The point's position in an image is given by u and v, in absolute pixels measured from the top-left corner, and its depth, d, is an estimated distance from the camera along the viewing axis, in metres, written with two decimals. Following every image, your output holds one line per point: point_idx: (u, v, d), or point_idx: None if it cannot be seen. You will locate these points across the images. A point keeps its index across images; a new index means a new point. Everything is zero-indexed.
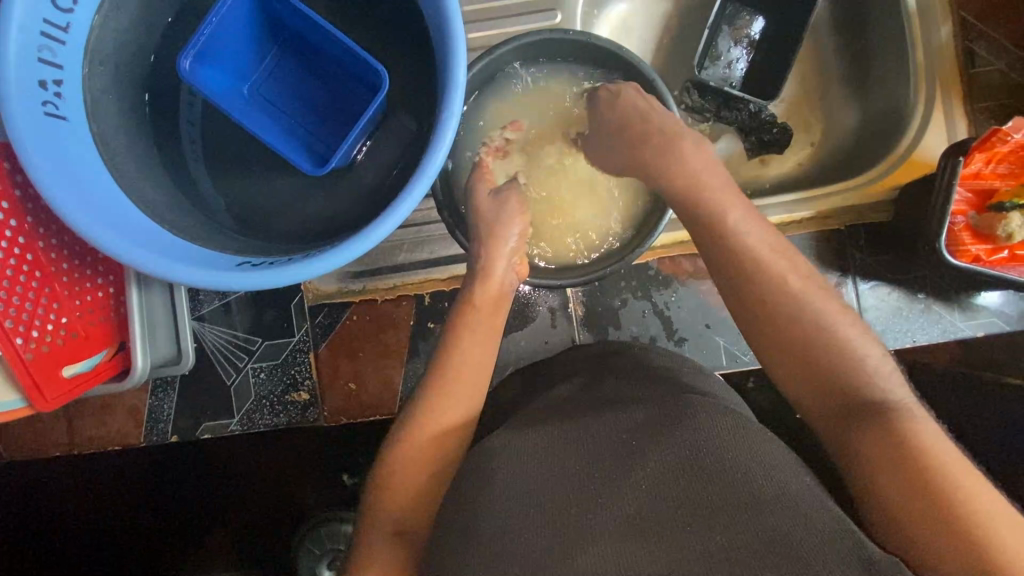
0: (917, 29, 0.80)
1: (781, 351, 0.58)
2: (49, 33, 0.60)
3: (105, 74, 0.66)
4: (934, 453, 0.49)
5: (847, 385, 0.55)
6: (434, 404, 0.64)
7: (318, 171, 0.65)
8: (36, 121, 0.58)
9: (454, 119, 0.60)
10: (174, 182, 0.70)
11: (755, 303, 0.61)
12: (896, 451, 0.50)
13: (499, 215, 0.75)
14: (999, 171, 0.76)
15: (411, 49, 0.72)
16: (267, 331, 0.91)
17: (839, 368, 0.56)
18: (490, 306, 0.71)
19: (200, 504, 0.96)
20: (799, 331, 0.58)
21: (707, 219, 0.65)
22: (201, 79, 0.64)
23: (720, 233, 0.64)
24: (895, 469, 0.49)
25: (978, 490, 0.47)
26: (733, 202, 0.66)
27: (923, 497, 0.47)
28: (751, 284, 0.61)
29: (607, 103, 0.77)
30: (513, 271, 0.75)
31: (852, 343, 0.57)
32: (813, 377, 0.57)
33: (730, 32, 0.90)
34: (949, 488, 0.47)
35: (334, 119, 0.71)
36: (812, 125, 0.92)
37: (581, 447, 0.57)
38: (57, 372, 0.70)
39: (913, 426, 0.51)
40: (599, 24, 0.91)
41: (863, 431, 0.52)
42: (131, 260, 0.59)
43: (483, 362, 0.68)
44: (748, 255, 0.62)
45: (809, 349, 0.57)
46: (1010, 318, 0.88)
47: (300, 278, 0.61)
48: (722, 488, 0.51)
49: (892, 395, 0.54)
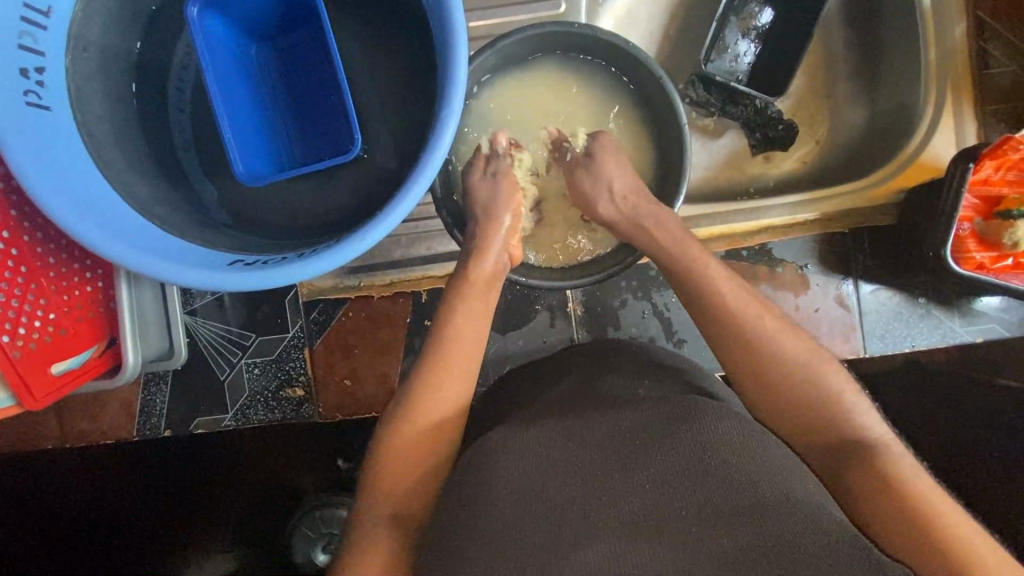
0: (930, 27, 0.78)
1: (741, 373, 0.62)
2: (30, 18, 0.58)
3: (91, 61, 0.63)
4: (913, 486, 0.51)
5: (822, 421, 0.58)
6: (420, 396, 0.63)
7: (256, 180, 0.63)
8: (16, 110, 0.55)
9: (455, 118, 0.58)
10: (163, 171, 0.67)
11: (706, 318, 0.65)
12: (882, 489, 0.52)
13: (495, 192, 0.75)
14: (1009, 179, 0.74)
15: (407, 37, 0.69)
16: (261, 327, 0.91)
17: (804, 404, 0.59)
18: (484, 284, 0.71)
19: (184, 495, 0.94)
20: (765, 354, 0.61)
21: (697, 266, 0.68)
22: (207, 27, 0.62)
23: (690, 274, 0.68)
24: (886, 507, 0.51)
25: (958, 520, 0.49)
26: (710, 259, 0.69)
27: (899, 513, 0.50)
28: (715, 320, 0.65)
29: (602, 158, 0.77)
30: (507, 254, 0.74)
31: (815, 376, 0.59)
32: (786, 417, 0.59)
33: (738, 24, 0.87)
34: (922, 503, 0.50)
35: (315, 115, 0.68)
36: (818, 121, 0.89)
37: (572, 447, 0.56)
38: (45, 370, 0.69)
39: (891, 462, 0.54)
40: (603, 14, 0.87)
41: (848, 470, 0.55)
42: (112, 254, 0.57)
43: (480, 325, 0.69)
44: (709, 286, 0.66)
45: (783, 373, 0.60)
46: (1009, 324, 0.88)
47: (293, 279, 0.59)
48: (728, 492, 0.50)
49: (863, 422, 0.57)
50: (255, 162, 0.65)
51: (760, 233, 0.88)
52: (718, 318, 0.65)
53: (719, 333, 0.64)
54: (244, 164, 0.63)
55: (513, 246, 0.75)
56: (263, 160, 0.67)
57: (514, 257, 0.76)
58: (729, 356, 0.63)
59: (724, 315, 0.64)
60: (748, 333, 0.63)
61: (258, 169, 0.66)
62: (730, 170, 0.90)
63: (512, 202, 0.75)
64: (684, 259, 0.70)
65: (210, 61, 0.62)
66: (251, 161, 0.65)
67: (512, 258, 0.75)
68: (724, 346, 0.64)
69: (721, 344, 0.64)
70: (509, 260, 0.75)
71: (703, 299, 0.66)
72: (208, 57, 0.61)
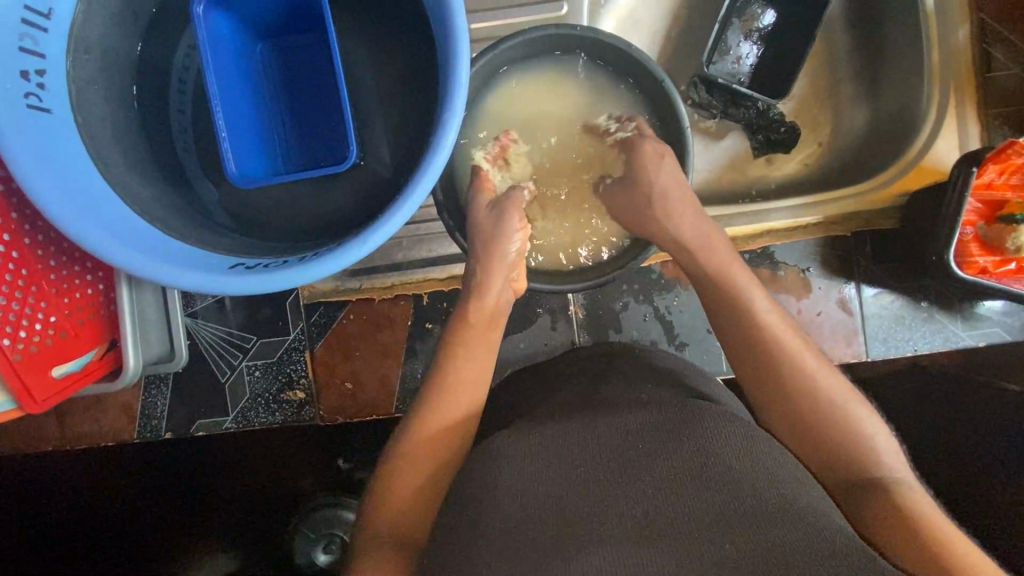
0: (933, 29, 0.78)
1: (767, 391, 0.63)
2: (30, 20, 0.57)
3: (91, 64, 0.62)
4: (936, 523, 0.52)
5: (844, 447, 0.59)
6: (437, 403, 0.65)
7: (244, 181, 0.62)
8: (18, 113, 0.55)
9: (456, 120, 0.58)
10: (163, 174, 0.67)
11: (736, 335, 0.66)
12: (903, 519, 0.52)
13: (496, 229, 0.73)
14: (1012, 183, 0.74)
15: (408, 40, 0.69)
16: (262, 329, 0.91)
17: (829, 430, 0.59)
18: (488, 319, 0.71)
19: (184, 496, 0.94)
20: (794, 373, 0.62)
21: (734, 281, 0.68)
22: (215, 25, 0.61)
23: (725, 289, 0.68)
24: (905, 533, 0.51)
25: (979, 559, 0.49)
26: (749, 278, 0.69)
27: (910, 536, 0.51)
28: (748, 334, 0.65)
29: (649, 164, 0.74)
30: (511, 288, 0.74)
31: (845, 407, 0.60)
32: (806, 437, 0.60)
33: (740, 26, 0.87)
34: (943, 537, 0.50)
35: (318, 121, 0.69)
36: (822, 123, 0.89)
37: (587, 453, 0.55)
38: (46, 373, 0.68)
39: (914, 499, 0.54)
40: (604, 15, 0.86)
41: (868, 496, 0.55)
42: (107, 255, 0.56)
43: (486, 341, 0.70)
44: (747, 299, 0.67)
45: (813, 398, 0.61)
46: (1011, 328, 0.88)
47: (294, 283, 0.58)
48: (728, 496, 0.50)
49: (886, 458, 0.58)
50: (252, 161, 0.65)
51: (762, 235, 0.88)
52: (749, 334, 0.65)
53: (749, 353, 0.64)
54: (236, 163, 0.62)
55: (517, 279, 0.75)
56: (263, 160, 0.67)
57: (518, 287, 0.76)
58: (751, 365, 0.64)
59: (753, 330, 0.65)
60: (774, 352, 0.63)
61: (255, 170, 0.66)
62: (732, 174, 0.90)
63: (518, 237, 0.73)
64: (705, 271, 0.70)
65: (217, 62, 0.61)
66: (244, 161, 0.64)
67: (513, 289, 0.74)
68: (750, 362, 0.64)
69: (750, 363, 0.64)
70: (513, 295, 0.75)
71: (738, 317, 0.66)
72: (212, 55, 0.60)
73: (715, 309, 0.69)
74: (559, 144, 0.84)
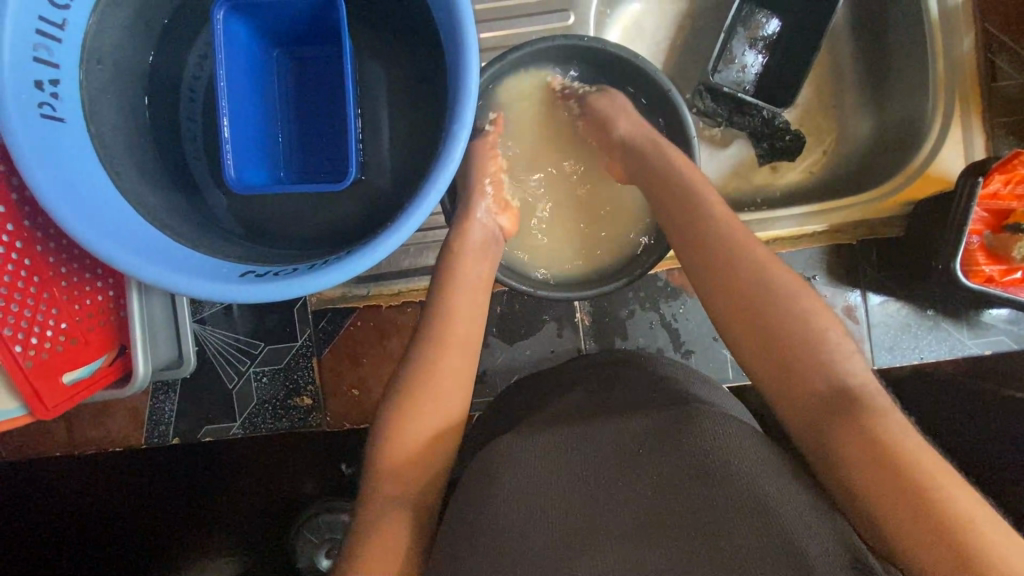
0: (939, 37, 0.78)
1: (738, 322, 0.61)
2: (46, 31, 0.57)
3: (104, 73, 0.63)
4: (909, 454, 0.48)
5: (813, 373, 0.55)
6: (417, 398, 0.63)
7: (242, 188, 0.62)
8: (31, 121, 0.56)
9: (465, 131, 0.58)
10: (174, 182, 0.68)
11: (706, 260, 0.64)
12: (874, 450, 0.49)
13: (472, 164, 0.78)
14: (1018, 193, 0.75)
15: (416, 49, 0.69)
16: (269, 335, 0.91)
17: (803, 361, 0.56)
18: (475, 250, 0.73)
19: (190, 501, 0.94)
20: (763, 298, 0.60)
21: (702, 200, 0.68)
22: (230, 33, 0.62)
23: (698, 216, 0.67)
24: (876, 469, 0.48)
25: (956, 490, 0.45)
26: (721, 202, 0.68)
27: (875, 465, 0.48)
28: (716, 265, 0.63)
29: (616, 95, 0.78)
30: (497, 225, 0.77)
31: (822, 339, 0.57)
32: (771, 361, 0.57)
33: (745, 35, 0.88)
34: (918, 472, 0.47)
35: (325, 133, 0.70)
36: (824, 131, 0.90)
37: (585, 456, 0.55)
38: (56, 379, 0.69)
39: (889, 429, 0.50)
40: (611, 24, 0.88)
41: (839, 428, 0.52)
42: (115, 261, 0.56)
43: (475, 306, 0.70)
44: (714, 228, 0.66)
45: (784, 326, 0.58)
46: (1017, 336, 0.88)
47: (299, 291, 0.59)
48: (731, 499, 0.49)
49: (860, 385, 0.54)
50: (254, 168, 0.66)
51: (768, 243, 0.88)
52: (727, 263, 0.63)
53: (717, 277, 0.63)
54: (236, 168, 0.63)
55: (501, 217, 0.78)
56: (264, 167, 0.68)
57: (507, 229, 0.79)
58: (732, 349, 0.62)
59: (727, 260, 0.63)
60: (749, 286, 0.61)
61: (256, 177, 0.66)
62: (739, 181, 0.91)
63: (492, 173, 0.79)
64: (679, 203, 0.69)
65: (229, 70, 0.61)
66: (248, 169, 0.65)
67: (500, 226, 0.78)
68: (719, 288, 0.63)
69: (722, 296, 0.62)
70: (501, 233, 0.77)
71: (710, 247, 0.64)
72: (226, 64, 0.61)
73: (687, 233, 0.67)
74: (540, 132, 0.85)
